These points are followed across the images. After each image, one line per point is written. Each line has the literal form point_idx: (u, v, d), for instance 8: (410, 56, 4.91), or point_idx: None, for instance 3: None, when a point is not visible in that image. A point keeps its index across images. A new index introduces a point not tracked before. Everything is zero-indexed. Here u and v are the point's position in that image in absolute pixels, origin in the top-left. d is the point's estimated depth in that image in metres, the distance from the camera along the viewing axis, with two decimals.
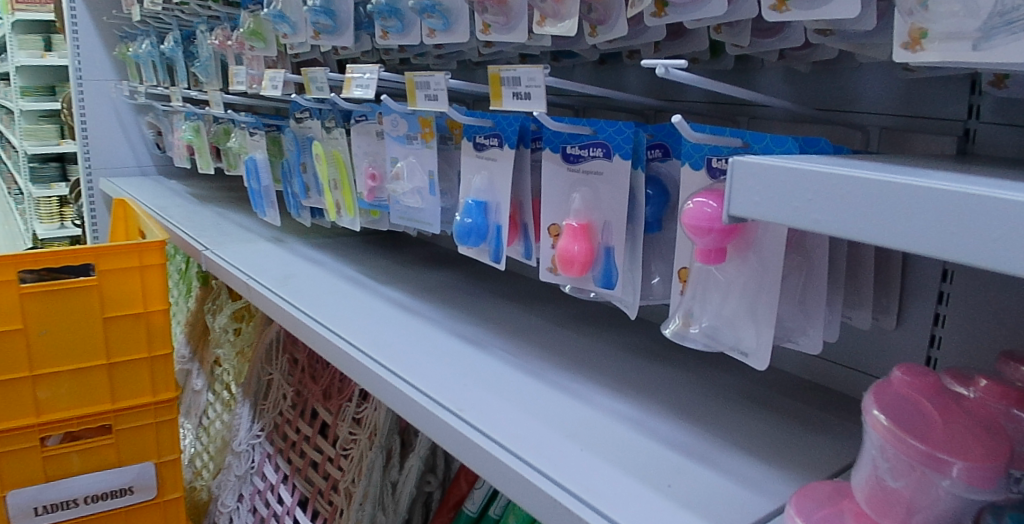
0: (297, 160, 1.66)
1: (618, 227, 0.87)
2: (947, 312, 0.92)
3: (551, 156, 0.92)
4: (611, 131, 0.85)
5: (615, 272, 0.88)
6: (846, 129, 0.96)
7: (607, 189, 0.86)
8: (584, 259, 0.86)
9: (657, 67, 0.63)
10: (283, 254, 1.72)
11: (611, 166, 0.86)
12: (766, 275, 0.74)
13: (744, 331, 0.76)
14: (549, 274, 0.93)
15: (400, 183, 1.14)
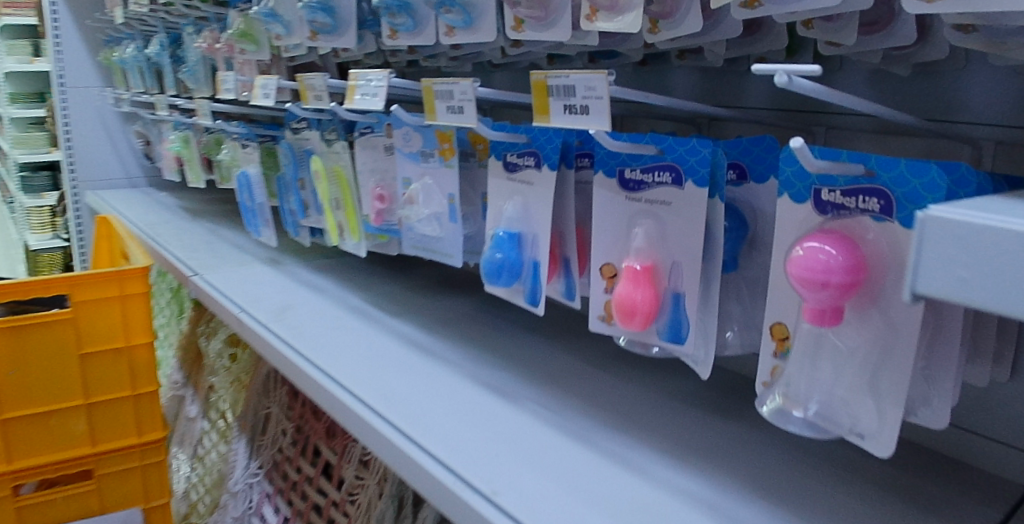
0: (295, 176, 1.49)
1: (692, 268, 0.70)
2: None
3: (605, 180, 0.76)
4: (682, 150, 0.68)
5: (685, 323, 0.72)
6: (948, 144, 0.77)
7: (676, 222, 0.70)
8: (648, 310, 0.69)
9: (776, 73, 0.45)
10: (280, 280, 1.55)
11: (682, 195, 0.69)
12: (895, 339, 0.57)
13: (862, 407, 0.60)
14: (600, 323, 0.77)
15: (414, 208, 0.97)
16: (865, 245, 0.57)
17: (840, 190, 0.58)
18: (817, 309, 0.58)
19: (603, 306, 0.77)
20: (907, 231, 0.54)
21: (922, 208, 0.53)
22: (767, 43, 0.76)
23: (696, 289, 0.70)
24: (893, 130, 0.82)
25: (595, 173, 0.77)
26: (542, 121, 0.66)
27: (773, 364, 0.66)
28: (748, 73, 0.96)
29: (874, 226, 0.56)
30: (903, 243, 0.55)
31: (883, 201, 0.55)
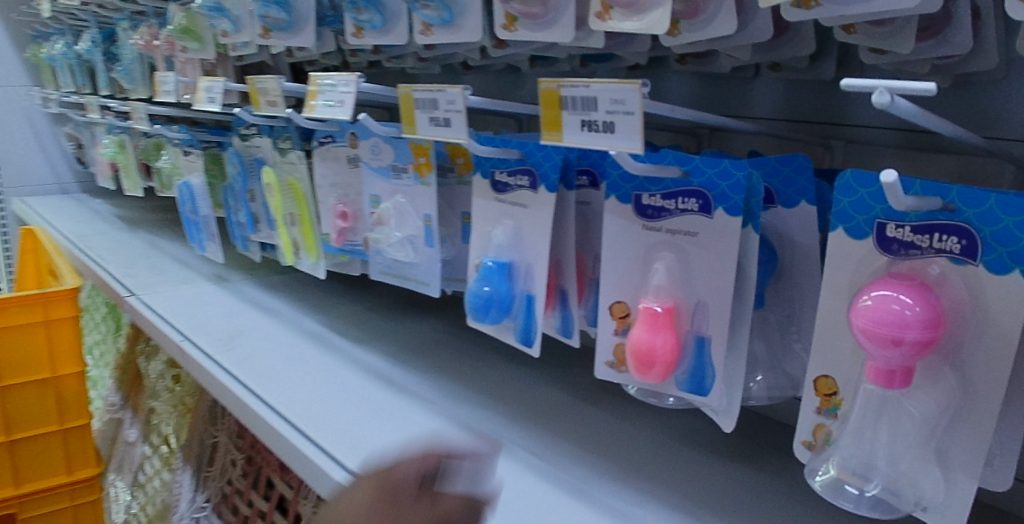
0: (243, 187, 1.35)
1: (719, 310, 0.61)
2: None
3: (618, 205, 0.66)
4: (711, 173, 0.59)
5: (710, 373, 0.63)
6: (990, 164, 0.65)
7: (704, 257, 0.61)
8: (669, 358, 0.60)
9: (875, 92, 0.38)
10: (229, 300, 1.41)
11: (711, 224, 0.60)
12: (972, 401, 0.49)
13: (925, 479, 0.51)
14: (609, 369, 0.68)
15: (384, 230, 0.86)
16: (941, 287, 0.48)
17: (909, 226, 0.49)
18: (883, 369, 0.49)
19: (612, 350, 0.68)
20: (995, 278, 0.46)
21: (1016, 250, 0.44)
22: (792, 48, 0.67)
23: (723, 334, 0.61)
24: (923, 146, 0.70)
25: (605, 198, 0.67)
26: (554, 138, 0.58)
27: (815, 423, 0.58)
28: (754, 78, 0.82)
29: (951, 270, 0.48)
30: (987, 289, 0.46)
31: (965, 240, 0.46)
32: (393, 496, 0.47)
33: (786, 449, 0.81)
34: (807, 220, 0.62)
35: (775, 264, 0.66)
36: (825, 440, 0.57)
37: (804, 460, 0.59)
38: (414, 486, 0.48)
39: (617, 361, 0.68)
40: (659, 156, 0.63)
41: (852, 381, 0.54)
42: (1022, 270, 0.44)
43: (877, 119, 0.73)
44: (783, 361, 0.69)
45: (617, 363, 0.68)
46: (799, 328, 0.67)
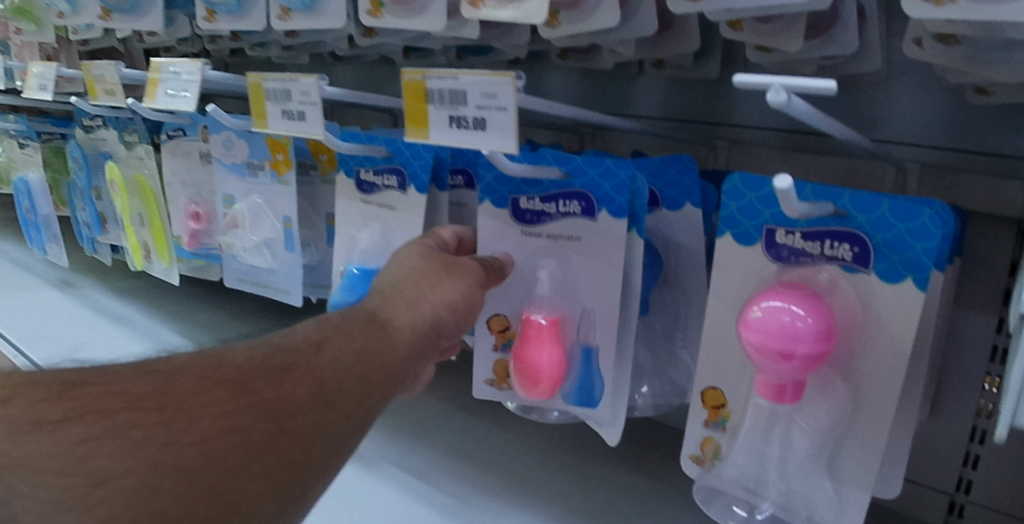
0: (86, 184, 1.19)
1: (605, 317, 0.57)
2: (998, 400, 0.62)
3: (494, 211, 0.61)
4: (593, 173, 0.55)
5: (600, 387, 0.58)
6: (868, 166, 0.64)
7: (590, 261, 0.57)
8: (553, 375, 0.56)
9: (771, 90, 0.35)
10: (72, 308, 1.25)
11: (595, 228, 0.56)
12: (864, 413, 0.47)
13: (816, 494, 0.48)
14: (490, 388, 0.63)
15: (238, 233, 0.76)
16: (831, 294, 0.46)
17: (799, 232, 0.47)
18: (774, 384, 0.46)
19: (492, 368, 0.63)
20: (887, 286, 0.44)
21: (910, 258, 0.43)
22: (676, 45, 0.64)
23: (612, 343, 0.57)
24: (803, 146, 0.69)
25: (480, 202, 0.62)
26: (419, 136, 0.51)
27: (703, 435, 0.54)
28: (636, 76, 0.79)
29: (841, 277, 0.46)
30: (879, 298, 0.45)
31: (857, 247, 0.45)
32: (287, 352, 0.48)
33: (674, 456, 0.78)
34: (690, 223, 0.59)
35: (661, 270, 0.62)
36: (714, 454, 0.53)
37: (693, 476, 0.54)
38: (472, 283, 0.57)
39: (496, 378, 0.63)
40: (536, 156, 0.58)
41: (742, 393, 0.51)
42: (914, 279, 0.43)
43: (759, 120, 0.71)
44: (666, 368, 0.65)
45: (497, 381, 0.63)
46: (683, 335, 0.64)
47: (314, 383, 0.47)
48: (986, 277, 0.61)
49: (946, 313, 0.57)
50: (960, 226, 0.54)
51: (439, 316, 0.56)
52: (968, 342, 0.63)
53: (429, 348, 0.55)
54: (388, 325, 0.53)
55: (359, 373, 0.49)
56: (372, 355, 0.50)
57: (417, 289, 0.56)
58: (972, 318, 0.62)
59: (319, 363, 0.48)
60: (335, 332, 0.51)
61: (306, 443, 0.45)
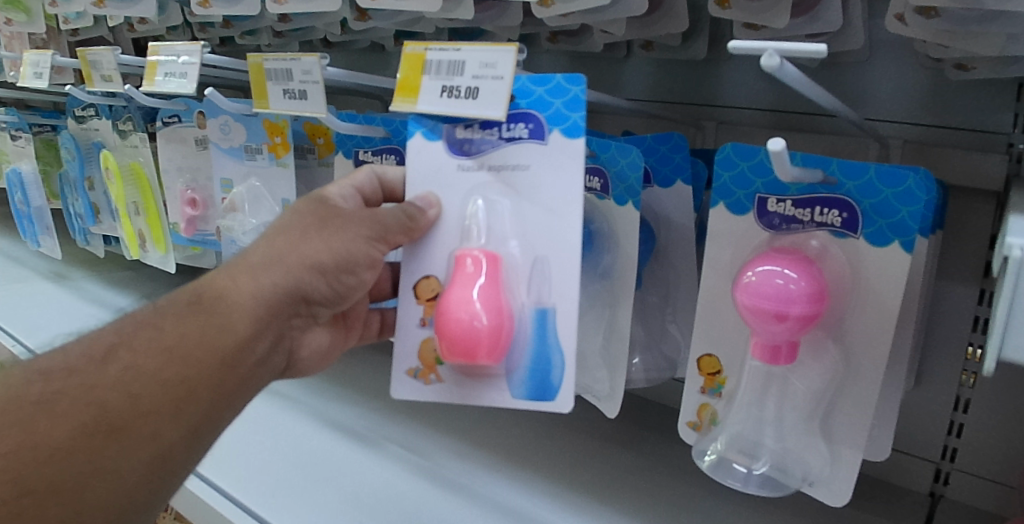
0: (78, 174, 1.19)
1: (562, 268, 0.53)
2: (980, 368, 0.64)
3: (424, 143, 0.56)
4: (542, 91, 0.53)
5: (555, 362, 0.53)
6: (852, 142, 0.66)
7: (540, 196, 0.53)
8: (490, 333, 0.50)
9: (765, 52, 0.37)
10: (68, 298, 1.25)
11: (545, 152, 0.52)
12: (857, 374, 0.49)
13: (814, 454, 0.50)
14: (414, 380, 0.57)
15: (236, 216, 0.78)
16: (822, 260, 0.48)
17: (790, 200, 0.48)
18: (769, 345, 0.48)
19: (420, 353, 0.57)
20: (874, 249, 0.46)
21: (896, 222, 0.45)
22: (666, 24, 0.65)
23: (567, 300, 0.53)
24: (789, 125, 0.70)
25: (408, 136, 0.56)
26: (407, 103, 0.52)
27: (700, 402, 0.55)
28: (625, 59, 0.80)
29: (832, 242, 0.48)
30: (868, 262, 0.47)
31: (846, 213, 0.47)
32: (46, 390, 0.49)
33: (667, 429, 0.80)
34: (682, 200, 0.61)
35: (654, 245, 0.63)
36: (711, 420, 0.54)
37: (689, 442, 0.56)
38: (359, 237, 0.55)
39: (422, 368, 0.57)
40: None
41: (736, 357, 0.53)
42: (901, 242, 0.45)
43: (747, 100, 0.72)
44: (659, 341, 0.66)
45: (423, 372, 0.57)
46: (676, 309, 0.65)
47: (87, 412, 0.48)
48: (966, 249, 0.63)
49: (928, 282, 0.58)
50: (940, 196, 0.56)
51: (301, 279, 0.54)
52: (951, 312, 0.64)
53: (284, 315, 0.56)
54: (216, 307, 0.53)
55: (160, 378, 0.50)
56: (180, 352, 0.51)
57: (277, 251, 0.55)
58: (954, 289, 0.64)
59: (100, 385, 0.50)
60: (135, 337, 0.52)
61: (65, 485, 0.47)
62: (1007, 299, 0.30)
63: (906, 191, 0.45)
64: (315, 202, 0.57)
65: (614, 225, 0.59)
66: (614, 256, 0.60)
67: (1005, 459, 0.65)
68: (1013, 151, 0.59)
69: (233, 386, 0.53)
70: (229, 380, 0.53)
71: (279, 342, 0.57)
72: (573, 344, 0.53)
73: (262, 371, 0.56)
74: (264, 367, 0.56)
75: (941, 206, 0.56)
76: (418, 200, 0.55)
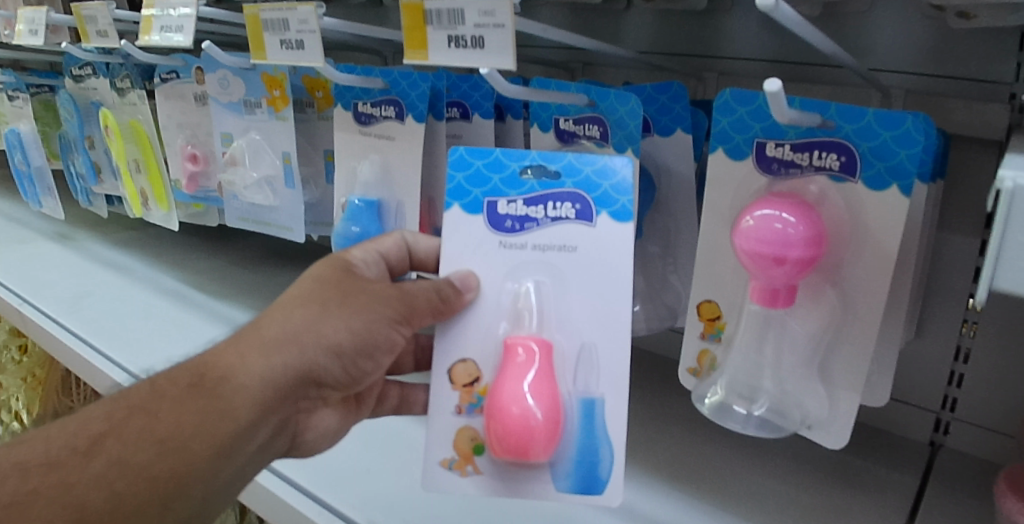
0: (77, 133, 1.18)
1: (609, 356, 0.51)
2: (981, 318, 0.65)
3: (464, 217, 0.53)
4: (590, 172, 0.52)
5: (603, 455, 0.51)
6: (854, 94, 0.65)
7: (588, 281, 0.52)
8: (547, 427, 0.48)
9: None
10: (71, 259, 1.23)
11: (593, 234, 0.51)
12: (854, 316, 0.49)
13: (811, 398, 0.51)
14: (449, 472, 0.53)
15: (237, 171, 0.79)
16: (821, 204, 0.48)
17: (789, 144, 0.48)
18: (768, 289, 0.48)
19: (453, 443, 0.53)
20: (873, 193, 0.46)
21: (894, 165, 0.45)
22: None
23: (616, 392, 0.51)
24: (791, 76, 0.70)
25: (445, 208, 0.53)
26: (418, 57, 0.52)
27: (700, 348, 0.56)
28: (625, 11, 0.79)
29: (830, 187, 0.48)
30: (866, 206, 0.47)
31: (844, 157, 0.47)
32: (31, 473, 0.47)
33: (668, 381, 0.81)
34: (682, 149, 0.61)
35: (654, 194, 0.63)
36: (710, 366, 0.55)
37: (689, 388, 0.57)
38: (382, 318, 0.53)
39: (458, 459, 0.53)
40: (518, 155, 0.53)
41: (735, 304, 0.54)
42: (898, 185, 0.45)
43: (748, 51, 0.72)
44: (660, 292, 0.67)
45: (459, 462, 0.53)
46: (677, 261, 0.65)
47: (73, 509, 0.46)
48: (968, 199, 0.63)
49: (930, 230, 0.59)
50: (942, 145, 0.56)
51: (315, 360, 0.52)
52: (952, 263, 0.65)
53: (291, 399, 0.53)
54: (217, 391, 0.51)
55: (153, 472, 0.48)
56: (174, 443, 0.49)
57: (291, 330, 0.52)
58: (956, 240, 0.64)
59: (89, 476, 0.47)
60: (126, 424, 0.50)
61: None
62: (1000, 228, 0.30)
63: (903, 136, 0.45)
64: (337, 269, 0.55)
65: None
66: None
67: (1001, 405, 0.66)
68: (1014, 101, 0.58)
69: (225, 475, 0.51)
70: (222, 471, 0.51)
71: (281, 428, 0.54)
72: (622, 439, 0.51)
73: (259, 457, 0.54)
74: (262, 452, 0.54)
75: (942, 153, 0.56)
76: (457, 280, 0.52)
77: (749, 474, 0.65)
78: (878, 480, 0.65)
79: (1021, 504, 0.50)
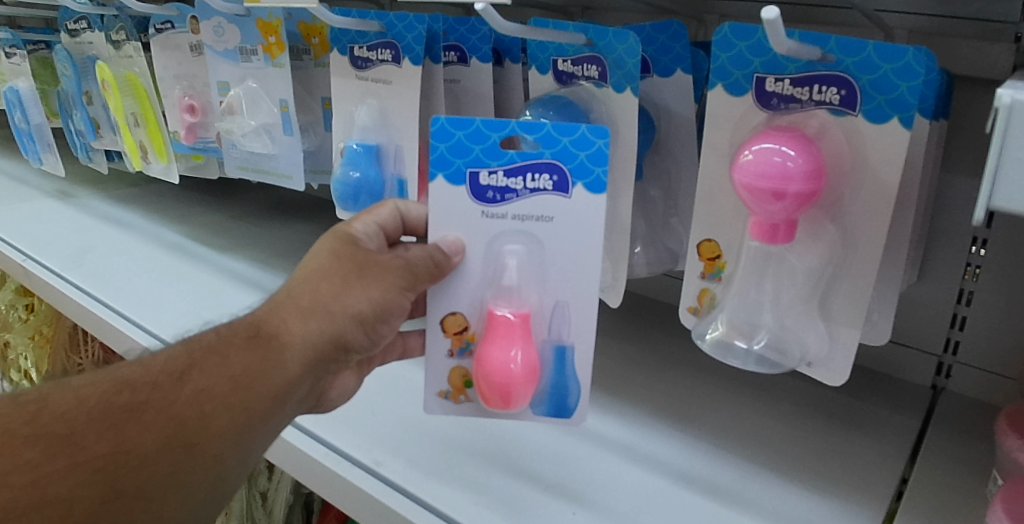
0: (75, 88, 1.17)
1: (583, 310, 0.52)
2: (984, 262, 0.65)
3: (446, 187, 0.52)
4: (567, 142, 0.50)
5: (573, 388, 0.53)
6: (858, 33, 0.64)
7: (564, 250, 0.51)
8: (525, 377, 0.50)
9: None
10: (72, 215, 1.23)
11: (570, 206, 0.51)
12: (854, 252, 0.50)
13: (811, 335, 0.52)
14: (443, 401, 0.55)
15: (235, 119, 0.79)
16: (821, 139, 0.48)
17: (788, 79, 0.48)
18: (767, 225, 0.48)
19: (447, 378, 0.55)
20: (873, 126, 0.46)
21: (894, 97, 0.45)
22: None
23: (588, 341, 0.53)
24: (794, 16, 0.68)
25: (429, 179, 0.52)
26: None
27: (700, 287, 0.56)
28: None
29: (831, 122, 0.47)
30: (866, 140, 0.46)
31: (844, 90, 0.46)
32: (130, 390, 0.46)
33: (669, 329, 0.81)
34: (681, 89, 0.60)
35: (655, 136, 0.63)
36: (710, 304, 0.55)
37: (689, 326, 0.57)
38: (397, 288, 0.52)
39: (452, 390, 0.55)
40: (498, 125, 0.51)
41: (735, 242, 0.54)
42: (899, 118, 0.45)
43: None
44: (661, 235, 0.67)
45: (453, 393, 0.55)
46: (677, 204, 0.65)
47: (170, 423, 0.45)
48: (971, 141, 0.62)
49: (935, 169, 0.58)
50: (947, 82, 0.55)
51: (343, 329, 0.50)
52: (954, 205, 0.64)
53: (326, 364, 0.51)
54: (276, 342, 0.49)
55: (230, 405, 0.46)
56: (246, 382, 0.47)
57: (323, 299, 0.50)
58: (958, 183, 0.63)
59: (180, 399, 0.46)
60: (206, 357, 0.48)
61: (137, 501, 0.44)
62: (997, 148, 0.30)
63: (903, 66, 0.44)
64: (344, 242, 0.54)
65: (613, 113, 0.58)
66: (614, 147, 0.59)
67: (1000, 343, 0.67)
68: (1019, 42, 0.57)
69: (283, 420, 0.50)
70: (282, 415, 0.49)
71: (317, 386, 0.52)
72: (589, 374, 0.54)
73: (296, 413, 0.51)
74: (301, 406, 0.52)
75: (947, 93, 0.55)
76: (444, 246, 0.52)
77: (750, 416, 0.66)
78: (876, 420, 0.66)
79: (1021, 441, 0.50)
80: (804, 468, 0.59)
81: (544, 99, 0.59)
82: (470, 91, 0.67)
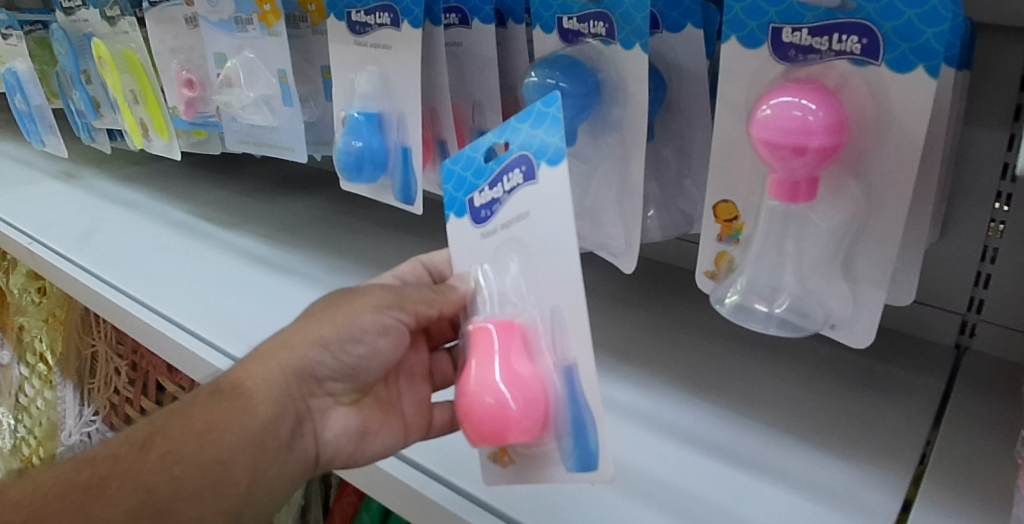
0: (73, 67, 1.15)
1: (575, 316, 0.44)
2: (1008, 218, 0.62)
3: (456, 222, 0.52)
4: (528, 128, 0.45)
5: (589, 426, 0.45)
6: None
7: (544, 247, 0.45)
8: (515, 412, 0.43)
9: None
10: (77, 196, 1.22)
11: (539, 192, 0.44)
12: (878, 208, 0.48)
13: (833, 296, 0.51)
14: (493, 465, 0.51)
15: (234, 91, 0.78)
16: (842, 92, 0.45)
17: (806, 28, 0.45)
18: (788, 183, 0.46)
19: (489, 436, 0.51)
20: (896, 76, 0.43)
21: (919, 45, 0.42)
22: None
23: (590, 357, 0.44)
24: None
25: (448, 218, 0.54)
26: None
27: (718, 250, 0.55)
28: None
29: (851, 72, 0.45)
30: (890, 90, 0.44)
31: (866, 38, 0.44)
32: (89, 469, 0.46)
33: (684, 298, 0.80)
34: (693, 45, 0.57)
35: (666, 94, 0.60)
36: (728, 268, 0.54)
37: (707, 291, 0.56)
38: (370, 306, 0.52)
39: (497, 451, 0.50)
40: (480, 144, 0.50)
41: (753, 203, 0.52)
42: (925, 66, 0.42)
43: None
44: (674, 198, 0.65)
45: (497, 455, 0.50)
46: (690, 165, 0.63)
47: (137, 493, 0.45)
48: (996, 95, 0.59)
49: (960, 123, 0.55)
50: (972, 33, 0.52)
51: (306, 360, 0.52)
52: (979, 159, 0.61)
53: (297, 399, 0.52)
54: (237, 393, 0.50)
55: (199, 463, 0.47)
56: (212, 436, 0.48)
57: (281, 339, 0.53)
58: (979, 136, 0.60)
59: (145, 467, 0.46)
60: (167, 422, 0.48)
61: None
62: None
63: (926, 12, 0.41)
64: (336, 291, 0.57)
65: (621, 72, 0.56)
66: (625, 107, 0.57)
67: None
68: None
69: (265, 469, 0.50)
70: (262, 463, 0.50)
71: (302, 426, 0.53)
72: (598, 403, 0.44)
73: (285, 461, 0.51)
74: (290, 457, 0.52)
75: (972, 43, 0.52)
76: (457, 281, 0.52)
77: (768, 380, 0.65)
78: (899, 381, 0.65)
79: None
80: (826, 433, 0.58)
81: (549, 59, 0.57)
82: (473, 54, 0.65)
